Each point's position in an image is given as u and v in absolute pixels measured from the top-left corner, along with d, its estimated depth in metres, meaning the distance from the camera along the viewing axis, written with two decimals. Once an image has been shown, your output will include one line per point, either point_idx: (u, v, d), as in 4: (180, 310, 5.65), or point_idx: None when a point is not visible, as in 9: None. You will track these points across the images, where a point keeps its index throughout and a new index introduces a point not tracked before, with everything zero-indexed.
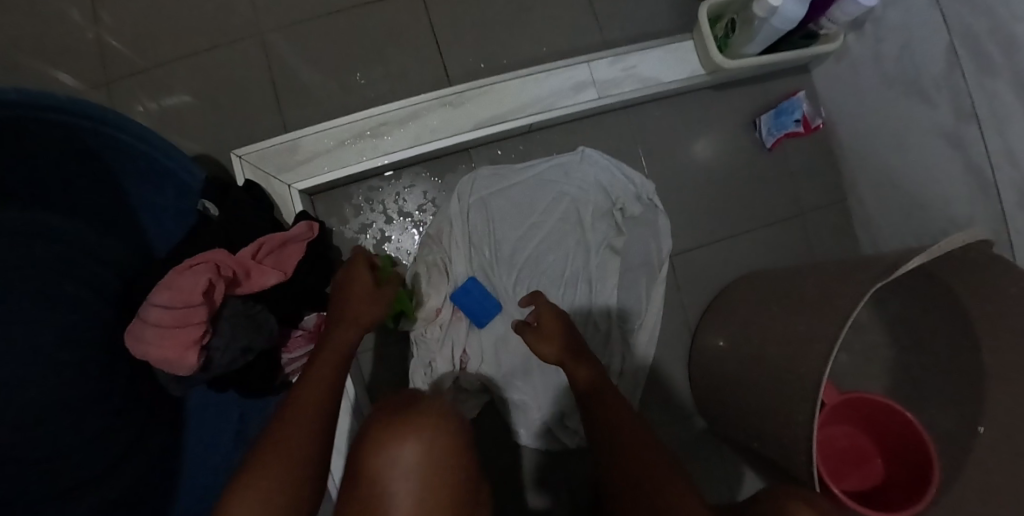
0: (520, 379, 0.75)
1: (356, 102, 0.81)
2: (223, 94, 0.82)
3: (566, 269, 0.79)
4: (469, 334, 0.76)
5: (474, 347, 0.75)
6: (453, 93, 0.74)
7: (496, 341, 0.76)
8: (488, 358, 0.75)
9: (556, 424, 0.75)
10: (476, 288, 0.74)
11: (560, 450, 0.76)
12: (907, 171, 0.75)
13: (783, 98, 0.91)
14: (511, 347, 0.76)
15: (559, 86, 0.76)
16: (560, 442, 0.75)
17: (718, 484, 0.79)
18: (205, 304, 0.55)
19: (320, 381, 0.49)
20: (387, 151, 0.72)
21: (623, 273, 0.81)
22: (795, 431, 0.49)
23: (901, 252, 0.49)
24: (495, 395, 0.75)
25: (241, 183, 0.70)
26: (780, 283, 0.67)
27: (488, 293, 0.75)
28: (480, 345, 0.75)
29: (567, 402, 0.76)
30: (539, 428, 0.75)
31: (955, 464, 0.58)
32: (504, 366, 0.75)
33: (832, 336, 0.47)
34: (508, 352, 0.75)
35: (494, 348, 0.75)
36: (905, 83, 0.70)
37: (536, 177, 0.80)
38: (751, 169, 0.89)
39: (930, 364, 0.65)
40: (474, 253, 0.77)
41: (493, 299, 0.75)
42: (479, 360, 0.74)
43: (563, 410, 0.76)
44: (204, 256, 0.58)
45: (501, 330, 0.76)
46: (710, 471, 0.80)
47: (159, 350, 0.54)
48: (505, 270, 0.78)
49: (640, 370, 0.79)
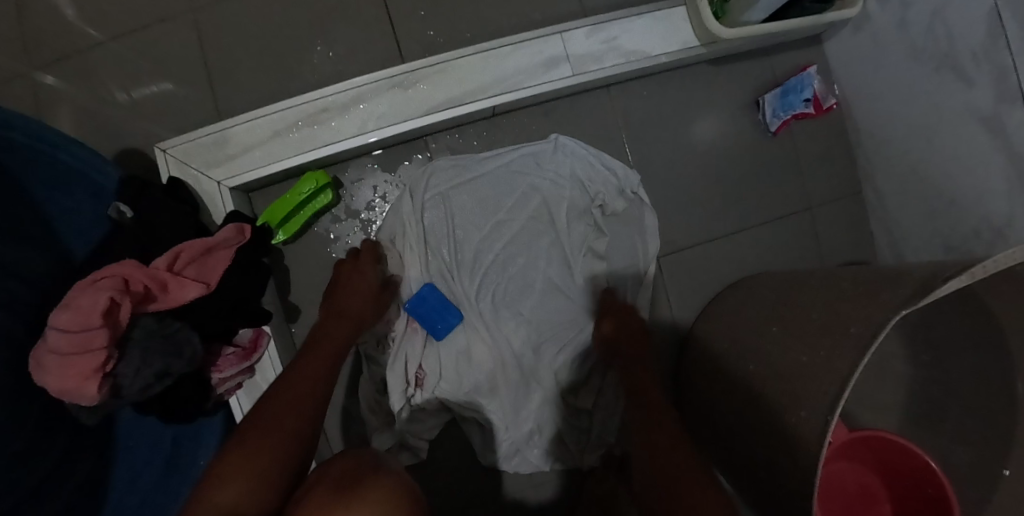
0: (485, 395, 0.68)
1: (300, 86, 0.72)
2: (156, 80, 0.73)
3: (536, 272, 0.71)
4: (427, 347, 0.69)
5: (432, 361, 0.68)
6: (403, 73, 0.64)
7: (457, 355, 0.69)
8: (448, 374, 0.68)
9: (524, 445, 0.69)
10: (431, 296, 0.67)
11: (530, 468, 0.70)
12: (935, 160, 0.65)
13: (791, 74, 0.80)
14: (475, 361, 0.68)
15: (527, 61, 0.66)
16: (531, 462, 0.70)
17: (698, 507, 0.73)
18: (107, 326, 0.46)
19: (315, 365, 0.50)
20: (329, 141, 0.64)
21: (603, 276, 0.72)
22: (793, 487, 0.41)
23: (931, 266, 0.40)
24: (457, 414, 0.69)
25: (165, 181, 0.63)
26: (781, 295, 0.58)
27: (446, 300, 0.68)
28: (440, 359, 0.68)
29: (538, 416, 0.70)
30: (507, 448, 0.69)
31: None
32: (466, 383, 0.68)
33: (844, 375, 0.38)
34: (470, 368, 0.68)
35: (456, 362, 0.69)
36: (936, 56, 0.59)
37: (503, 168, 0.71)
38: (753, 157, 0.79)
39: (954, 388, 0.56)
40: (432, 258, 0.70)
41: (452, 308, 0.68)
42: (439, 378, 0.68)
43: (534, 428, 0.70)
44: (110, 269, 0.50)
45: (462, 342, 0.69)
46: None
47: (54, 381, 0.46)
48: (467, 274, 0.70)
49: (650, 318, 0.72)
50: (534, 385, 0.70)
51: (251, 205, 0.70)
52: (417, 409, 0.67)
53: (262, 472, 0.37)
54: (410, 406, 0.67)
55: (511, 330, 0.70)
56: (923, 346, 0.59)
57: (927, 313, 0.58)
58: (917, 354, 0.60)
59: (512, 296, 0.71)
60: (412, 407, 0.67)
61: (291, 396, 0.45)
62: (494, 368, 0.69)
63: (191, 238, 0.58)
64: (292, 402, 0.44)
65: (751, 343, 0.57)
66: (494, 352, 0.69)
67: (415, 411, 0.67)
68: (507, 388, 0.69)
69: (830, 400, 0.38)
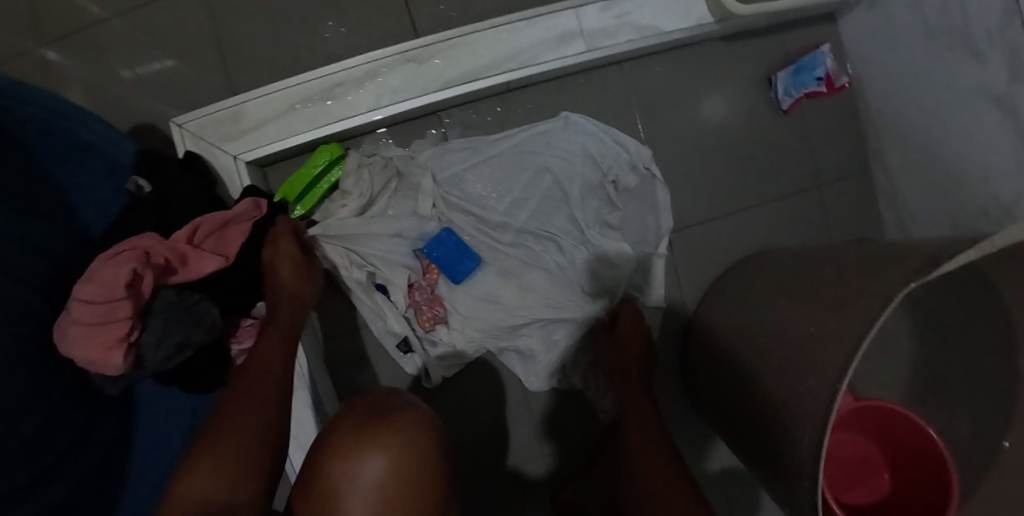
0: (510, 336, 0.71)
1: (314, 59, 0.72)
2: (169, 56, 0.73)
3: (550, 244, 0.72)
4: (447, 288, 0.71)
5: (454, 302, 0.71)
6: (417, 49, 0.64)
7: (479, 297, 0.71)
8: (471, 316, 0.70)
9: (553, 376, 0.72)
10: (450, 239, 0.69)
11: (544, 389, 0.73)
12: (948, 141, 0.65)
13: (804, 51, 0.79)
14: (500, 305, 0.70)
15: (542, 36, 0.66)
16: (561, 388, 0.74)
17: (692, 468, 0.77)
18: (130, 297, 0.47)
19: (265, 354, 0.51)
20: (344, 116, 0.64)
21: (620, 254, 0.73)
22: (800, 455, 0.42)
23: (941, 242, 0.40)
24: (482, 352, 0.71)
25: (181, 156, 0.63)
26: (791, 267, 0.59)
27: (463, 244, 0.70)
28: (459, 301, 0.71)
29: (558, 367, 0.72)
30: (533, 380, 0.72)
31: (991, 498, 0.52)
32: (490, 324, 0.70)
33: (855, 347, 0.39)
34: (492, 311, 0.70)
35: (477, 304, 0.70)
36: (949, 36, 0.59)
37: (513, 147, 0.71)
38: (765, 134, 0.79)
39: (958, 363, 0.57)
40: (450, 219, 0.71)
41: (470, 252, 0.70)
42: (456, 311, 0.71)
43: (561, 367, 0.72)
44: (131, 242, 0.51)
45: (483, 285, 0.71)
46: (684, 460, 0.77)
47: (80, 350, 0.47)
48: (481, 236, 0.71)
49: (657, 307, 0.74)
50: (548, 345, 0.71)
51: (266, 179, 0.71)
52: (439, 348, 0.70)
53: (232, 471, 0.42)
54: (432, 345, 0.70)
55: (532, 280, 0.71)
56: (927, 320, 0.60)
57: (933, 288, 0.59)
58: (920, 329, 0.61)
59: (524, 266, 0.71)
60: (432, 348, 0.70)
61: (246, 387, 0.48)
62: (519, 314, 0.70)
63: (209, 211, 0.59)
64: (254, 393, 0.48)
65: (759, 312, 0.58)
66: (520, 303, 0.70)
67: (438, 350, 0.70)
68: (521, 350, 0.71)
69: (839, 371, 0.40)
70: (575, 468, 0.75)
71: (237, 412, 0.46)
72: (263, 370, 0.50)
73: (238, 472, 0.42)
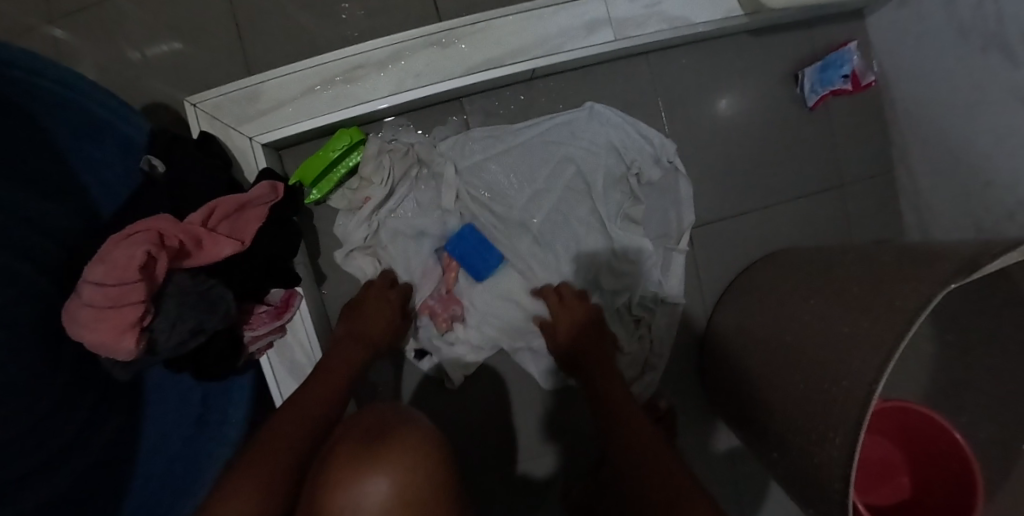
0: (526, 333, 0.71)
1: (334, 41, 0.71)
2: (184, 35, 0.71)
3: (572, 239, 0.71)
4: (467, 284, 0.71)
5: (472, 298, 0.71)
6: (442, 32, 0.62)
7: (498, 294, 0.71)
8: (489, 312, 0.71)
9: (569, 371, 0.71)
10: (472, 236, 0.69)
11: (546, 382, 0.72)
12: (977, 143, 0.63)
13: (830, 48, 0.78)
14: (517, 303, 0.71)
15: (569, 23, 0.64)
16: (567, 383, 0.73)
17: (706, 465, 0.76)
18: (144, 280, 0.46)
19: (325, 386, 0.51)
20: (365, 99, 0.63)
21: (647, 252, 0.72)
22: (828, 460, 0.41)
23: (983, 243, 0.39)
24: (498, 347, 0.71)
25: (195, 136, 0.61)
26: (818, 264, 0.58)
27: (485, 240, 0.69)
28: (477, 298, 0.71)
29: None
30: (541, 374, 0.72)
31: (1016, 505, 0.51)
32: (508, 321, 0.71)
33: (891, 350, 0.38)
34: (510, 309, 0.71)
35: (495, 301, 0.71)
36: (982, 36, 0.58)
37: (537, 137, 0.71)
38: (790, 131, 0.78)
39: (979, 367, 0.57)
40: (472, 208, 0.70)
41: (493, 248, 0.70)
42: (474, 309, 0.71)
43: None
44: (145, 223, 0.49)
45: (502, 283, 0.71)
46: (699, 457, 0.76)
47: (91, 334, 0.45)
48: (503, 230, 0.70)
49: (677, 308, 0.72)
50: None
51: (282, 162, 0.69)
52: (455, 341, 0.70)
53: (269, 473, 0.39)
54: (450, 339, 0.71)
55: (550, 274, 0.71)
56: (951, 324, 0.59)
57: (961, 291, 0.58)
58: (943, 333, 0.61)
59: (546, 263, 0.71)
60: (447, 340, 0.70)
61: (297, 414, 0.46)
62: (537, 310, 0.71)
63: (224, 193, 0.57)
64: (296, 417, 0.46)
65: (783, 309, 0.57)
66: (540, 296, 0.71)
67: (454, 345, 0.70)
68: (537, 345, 0.72)
69: (874, 373, 0.38)
70: (587, 465, 0.74)
71: (286, 428, 0.44)
72: (321, 401, 0.49)
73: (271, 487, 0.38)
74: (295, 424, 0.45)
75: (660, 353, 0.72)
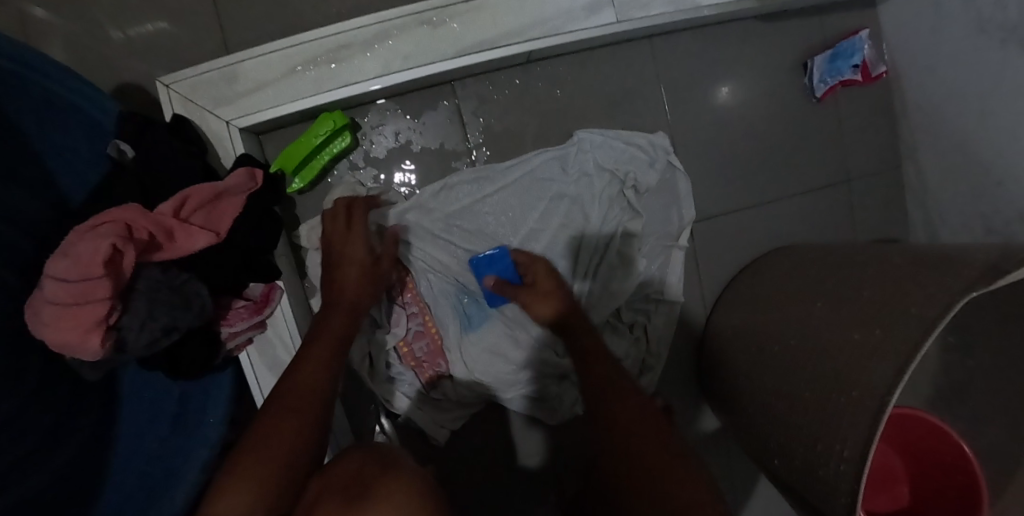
0: (512, 382, 0.67)
1: (319, 21, 0.68)
2: (161, 12, 0.67)
3: (570, 268, 0.68)
4: (457, 334, 0.68)
5: (459, 351, 0.67)
6: (433, 10, 0.59)
7: (485, 349, 0.67)
8: (474, 364, 0.67)
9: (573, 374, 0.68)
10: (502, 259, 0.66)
11: (521, 408, 0.68)
12: (989, 139, 0.61)
13: (841, 36, 0.75)
14: (505, 357, 0.67)
15: (569, 4, 0.61)
16: (555, 411, 0.68)
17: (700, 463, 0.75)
18: (109, 275, 0.42)
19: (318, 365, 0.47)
20: (350, 82, 0.59)
21: (643, 248, 0.70)
22: (831, 470, 0.39)
23: (1005, 246, 0.37)
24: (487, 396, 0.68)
25: (168, 119, 0.57)
26: (824, 262, 0.56)
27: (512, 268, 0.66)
28: (464, 353, 0.67)
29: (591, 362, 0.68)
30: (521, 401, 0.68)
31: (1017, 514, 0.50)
32: (494, 376, 0.67)
33: (903, 360, 0.35)
34: (500, 364, 0.67)
35: (481, 354, 0.67)
36: (999, 28, 0.55)
37: (527, 175, 0.68)
38: (797, 121, 0.75)
39: (985, 370, 0.55)
40: (461, 250, 0.68)
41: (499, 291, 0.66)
42: (460, 362, 0.67)
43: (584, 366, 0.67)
44: (111, 215, 0.46)
45: (490, 338, 0.68)
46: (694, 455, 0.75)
47: (53, 333, 0.42)
48: None
49: (674, 306, 0.70)
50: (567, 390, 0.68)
51: (262, 148, 0.66)
52: (438, 392, 0.67)
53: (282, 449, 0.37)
54: (432, 395, 0.67)
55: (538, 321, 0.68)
56: (955, 326, 0.57)
57: None
58: (948, 335, 0.59)
59: None
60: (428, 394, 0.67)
61: (291, 401, 0.42)
62: (529, 364, 0.67)
63: (198, 181, 0.54)
64: (297, 400, 0.42)
65: (786, 308, 0.55)
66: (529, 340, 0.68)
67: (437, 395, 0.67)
68: (527, 394, 0.67)
69: (885, 384, 0.36)
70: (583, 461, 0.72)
71: (281, 410, 0.41)
72: (311, 382, 0.45)
73: (285, 454, 0.37)
74: (293, 407, 0.41)
75: (657, 353, 0.69)
